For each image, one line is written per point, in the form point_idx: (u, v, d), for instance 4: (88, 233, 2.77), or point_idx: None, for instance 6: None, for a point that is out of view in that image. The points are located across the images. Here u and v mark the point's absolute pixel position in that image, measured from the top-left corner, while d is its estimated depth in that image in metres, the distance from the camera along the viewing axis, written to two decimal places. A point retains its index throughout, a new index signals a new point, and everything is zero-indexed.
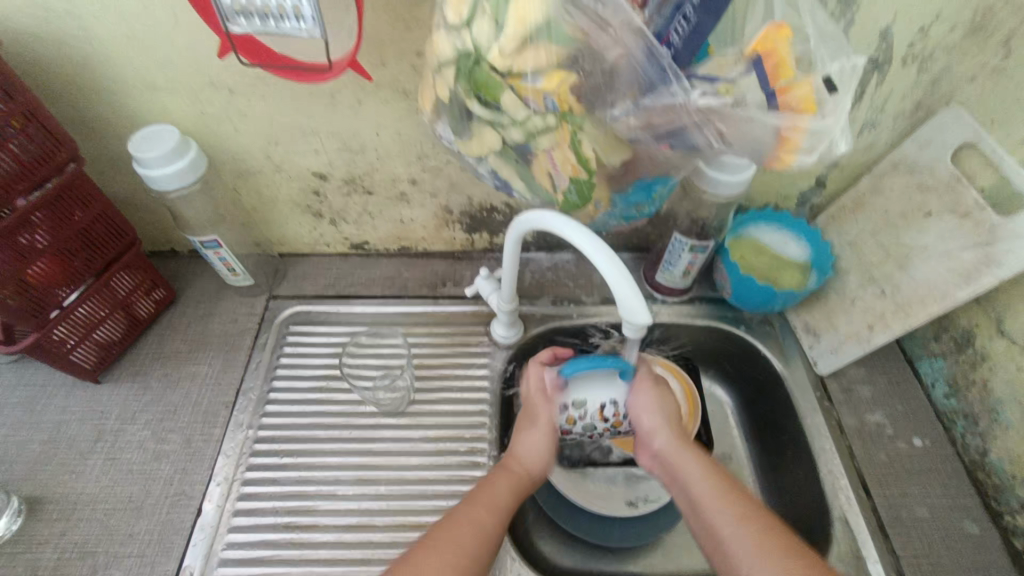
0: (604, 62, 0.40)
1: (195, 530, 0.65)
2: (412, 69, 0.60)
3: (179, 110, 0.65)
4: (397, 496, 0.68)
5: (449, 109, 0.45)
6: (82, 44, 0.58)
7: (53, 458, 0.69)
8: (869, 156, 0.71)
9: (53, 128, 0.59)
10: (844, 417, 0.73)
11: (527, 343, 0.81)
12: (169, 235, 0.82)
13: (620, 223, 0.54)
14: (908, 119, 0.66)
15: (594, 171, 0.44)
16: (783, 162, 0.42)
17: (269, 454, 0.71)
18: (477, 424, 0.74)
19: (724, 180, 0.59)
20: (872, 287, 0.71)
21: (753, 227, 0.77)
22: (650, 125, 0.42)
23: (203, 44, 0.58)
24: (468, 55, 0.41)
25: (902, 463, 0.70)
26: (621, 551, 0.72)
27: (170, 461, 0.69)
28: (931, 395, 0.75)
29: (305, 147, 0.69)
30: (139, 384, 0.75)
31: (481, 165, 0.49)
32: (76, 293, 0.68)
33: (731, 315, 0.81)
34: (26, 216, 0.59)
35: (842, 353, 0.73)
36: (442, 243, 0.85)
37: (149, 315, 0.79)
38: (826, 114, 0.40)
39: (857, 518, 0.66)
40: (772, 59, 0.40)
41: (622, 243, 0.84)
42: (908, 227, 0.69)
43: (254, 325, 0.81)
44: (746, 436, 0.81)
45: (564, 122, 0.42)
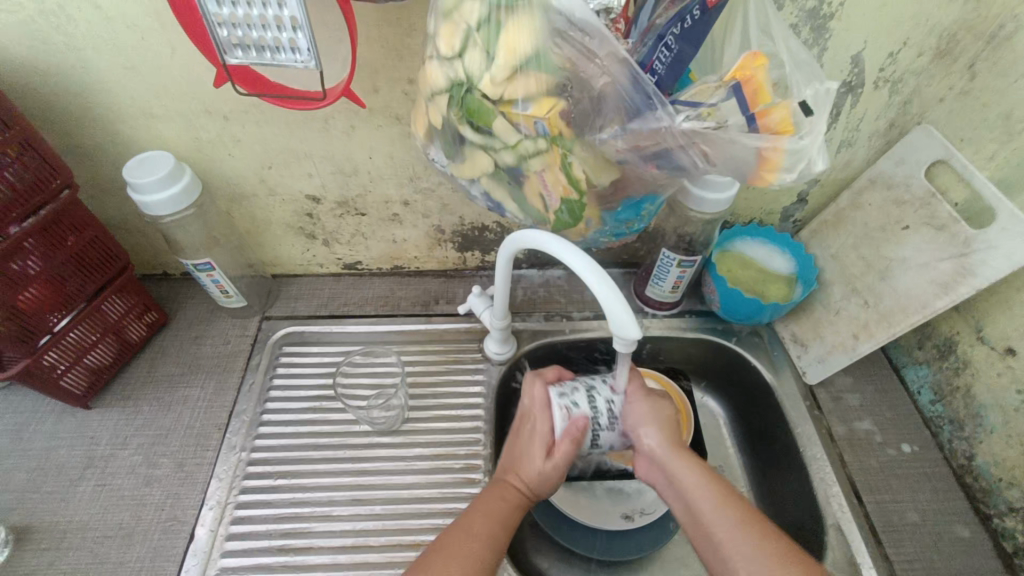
0: (592, 89, 0.43)
1: (187, 555, 0.64)
2: (404, 95, 0.62)
3: (174, 136, 0.66)
4: (393, 516, 0.68)
5: (443, 134, 0.47)
6: (79, 74, 0.59)
7: (42, 485, 0.68)
8: (848, 172, 0.74)
9: (48, 155, 0.60)
10: (833, 427, 0.74)
11: (521, 360, 0.82)
12: (161, 258, 0.83)
13: (611, 240, 0.55)
14: (882, 137, 0.69)
15: (584, 192, 0.46)
16: (765, 181, 0.44)
17: (262, 477, 0.70)
18: (472, 441, 0.74)
19: (708, 198, 0.61)
20: (855, 298, 0.73)
21: (740, 241, 0.79)
22: (638, 146, 0.44)
23: (199, 75, 0.59)
24: (460, 84, 0.43)
25: (892, 470, 0.71)
26: (618, 566, 0.72)
27: (162, 486, 0.69)
28: (918, 402, 0.77)
29: (299, 171, 0.70)
30: (130, 408, 0.74)
31: (474, 187, 0.50)
32: (68, 318, 0.68)
33: (720, 328, 0.82)
34: (19, 242, 0.60)
35: (829, 363, 0.75)
36: (435, 261, 0.86)
37: (141, 338, 0.78)
38: (804, 133, 0.42)
39: (849, 526, 0.66)
40: (751, 86, 0.42)
41: (612, 259, 0.86)
42: (887, 239, 0.71)
43: (247, 346, 0.81)
44: (739, 447, 0.81)
45: (554, 146, 0.43)
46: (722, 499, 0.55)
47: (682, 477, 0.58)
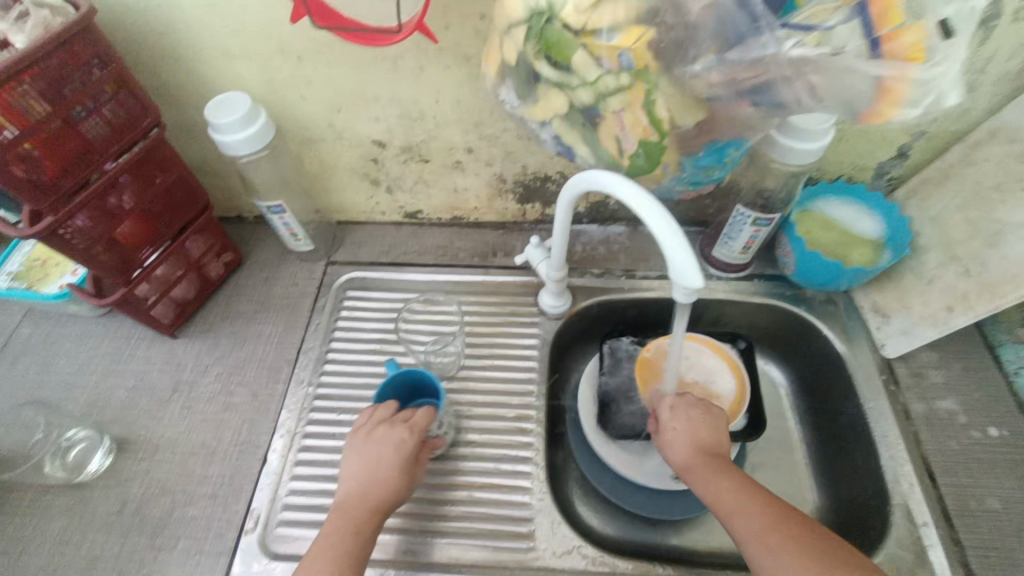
0: (686, 15, 0.39)
1: (262, 475, 0.70)
2: (475, 33, 0.60)
3: (250, 78, 0.67)
4: (447, 456, 0.71)
5: (516, 72, 0.46)
6: (164, 12, 0.61)
7: (138, 403, 0.75)
8: (962, 124, 0.65)
9: (139, 93, 0.62)
10: (912, 403, 0.69)
11: (577, 315, 0.81)
12: (236, 200, 0.86)
13: (686, 190, 0.52)
14: (1012, 82, 0.60)
15: (665, 133, 0.43)
16: (883, 116, 0.38)
17: (326, 411, 0.74)
18: (526, 392, 0.75)
19: (797, 148, 0.56)
20: (954, 266, 0.66)
21: (822, 201, 0.74)
22: (734, 79, 0.39)
23: (274, 11, 0.60)
24: (540, 13, 0.41)
25: (975, 453, 0.66)
26: (666, 523, 0.72)
27: (239, 411, 0.74)
28: (1014, 384, 0.70)
29: (366, 115, 0.70)
30: (210, 339, 0.80)
31: (545, 131, 0.48)
32: (156, 254, 0.73)
33: (792, 293, 0.78)
34: (115, 178, 0.64)
35: (915, 335, 0.69)
36: (495, 213, 0.86)
37: (219, 276, 0.83)
38: (937, 62, 0.35)
39: (920, 507, 0.63)
40: (880, 3, 0.36)
41: (678, 216, 0.82)
42: (1001, 201, 0.63)
43: (313, 289, 0.84)
44: (801, 417, 0.78)
45: (638, 81, 0.41)
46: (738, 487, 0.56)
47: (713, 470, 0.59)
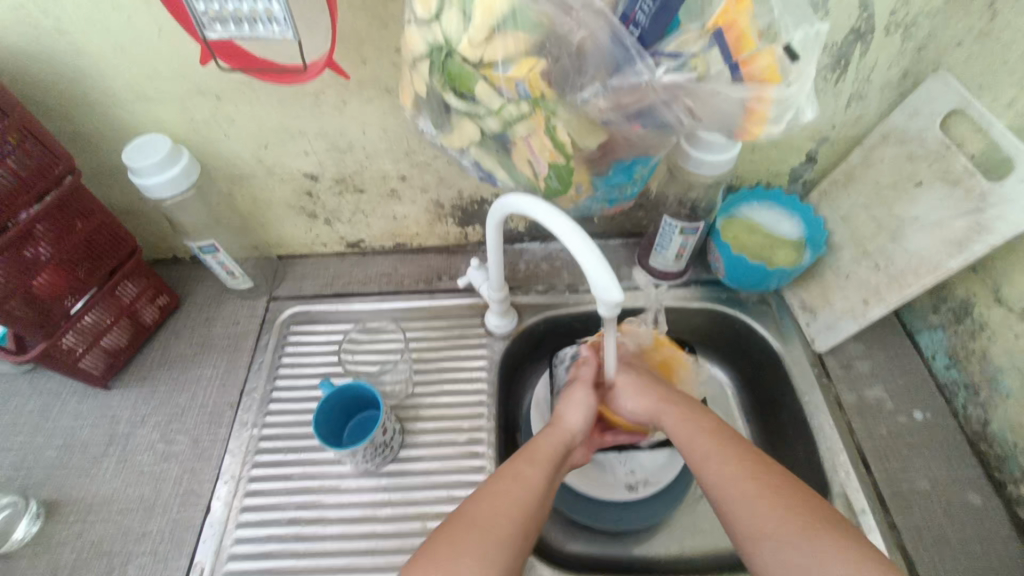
0: (570, 46, 0.41)
1: (205, 527, 0.67)
2: (392, 65, 0.61)
3: (170, 118, 0.66)
4: (399, 488, 0.70)
5: (428, 104, 0.47)
6: (73, 58, 0.60)
7: (69, 462, 0.72)
8: (859, 128, 0.70)
9: (48, 141, 0.61)
10: (843, 394, 0.73)
11: (523, 333, 0.82)
12: (170, 242, 0.84)
13: (605, 207, 0.54)
14: (895, 89, 0.65)
15: (571, 156, 0.45)
16: (751, 133, 0.42)
17: (272, 452, 0.72)
18: (476, 415, 0.75)
19: (707, 159, 0.59)
20: (865, 261, 0.70)
21: (746, 206, 0.77)
22: (620, 104, 0.41)
23: (187, 53, 0.60)
24: (439, 49, 0.42)
25: (903, 437, 0.69)
26: (624, 535, 0.73)
27: (179, 461, 0.72)
28: (932, 367, 0.74)
29: (294, 149, 0.70)
30: (147, 388, 0.77)
31: (464, 158, 0.50)
32: (81, 303, 0.70)
33: (727, 296, 0.81)
34: (28, 229, 0.62)
35: (839, 329, 0.73)
36: (437, 238, 0.86)
37: (154, 321, 0.81)
38: (792, 81, 0.39)
39: (856, 494, 0.65)
40: (734, 32, 0.39)
41: (614, 229, 0.84)
42: (899, 199, 0.68)
43: (255, 327, 0.83)
44: (746, 415, 0.81)
45: (537, 109, 0.42)
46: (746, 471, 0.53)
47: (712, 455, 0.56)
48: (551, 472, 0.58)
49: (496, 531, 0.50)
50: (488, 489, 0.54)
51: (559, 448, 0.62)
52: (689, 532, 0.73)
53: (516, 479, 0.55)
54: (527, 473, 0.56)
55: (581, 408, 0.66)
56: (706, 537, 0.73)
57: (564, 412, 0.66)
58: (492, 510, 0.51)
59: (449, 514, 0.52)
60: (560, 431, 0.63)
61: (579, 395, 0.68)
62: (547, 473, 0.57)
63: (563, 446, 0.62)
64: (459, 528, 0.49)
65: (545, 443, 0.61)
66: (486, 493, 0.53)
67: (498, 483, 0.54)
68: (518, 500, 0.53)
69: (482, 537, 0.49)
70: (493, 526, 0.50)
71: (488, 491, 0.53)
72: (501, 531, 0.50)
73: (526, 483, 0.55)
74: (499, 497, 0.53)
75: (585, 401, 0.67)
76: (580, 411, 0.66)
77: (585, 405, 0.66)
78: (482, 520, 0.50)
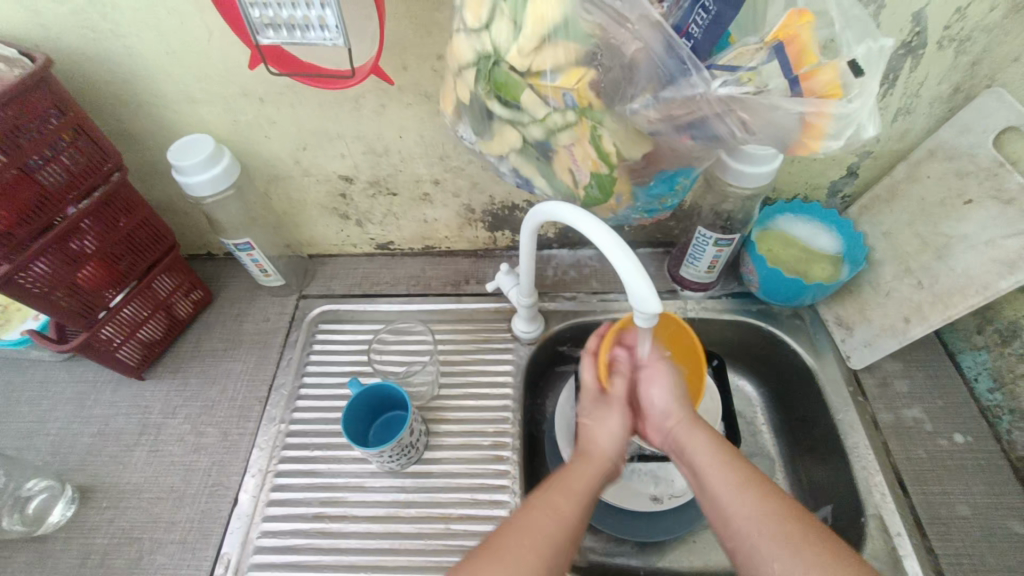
0: (622, 57, 0.40)
1: (233, 519, 0.68)
2: (433, 71, 0.61)
3: (213, 119, 0.68)
4: (423, 489, 0.70)
5: (470, 110, 0.47)
6: (125, 60, 0.61)
7: (104, 448, 0.74)
8: (904, 143, 0.68)
9: (99, 139, 0.63)
10: (879, 413, 0.71)
11: (549, 339, 0.82)
12: (205, 238, 0.86)
13: (642, 218, 0.53)
14: (945, 104, 0.63)
15: (614, 166, 0.44)
16: (809, 149, 0.41)
17: (299, 448, 0.73)
18: (501, 419, 0.74)
19: (748, 172, 0.58)
20: (907, 279, 0.68)
21: (781, 219, 0.76)
22: (670, 116, 0.41)
23: (234, 57, 0.61)
24: (487, 57, 0.42)
25: (943, 460, 0.67)
26: (646, 547, 0.72)
27: (209, 453, 0.73)
28: (974, 389, 0.72)
29: (332, 151, 0.71)
30: (179, 380, 0.79)
31: (503, 165, 0.49)
32: (121, 295, 0.72)
33: (759, 309, 0.79)
34: (76, 224, 0.63)
35: (877, 347, 0.71)
36: (465, 241, 0.87)
37: (188, 315, 0.82)
38: (853, 97, 0.38)
39: (893, 517, 0.63)
40: (795, 46, 0.39)
41: (645, 238, 0.84)
42: (945, 216, 0.66)
43: (285, 324, 0.84)
44: (776, 432, 0.79)
45: (583, 118, 0.42)
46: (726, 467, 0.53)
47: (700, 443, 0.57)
48: (586, 510, 0.54)
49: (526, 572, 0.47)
50: (515, 525, 0.50)
51: (598, 475, 0.57)
52: (714, 547, 0.72)
53: (546, 519, 0.51)
54: (557, 505, 0.52)
55: (613, 432, 0.61)
56: None
57: (588, 434, 0.61)
58: (521, 545, 0.48)
59: (476, 547, 0.49)
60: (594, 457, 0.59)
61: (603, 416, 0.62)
62: (580, 507, 0.53)
63: (598, 478, 0.57)
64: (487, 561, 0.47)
65: (580, 472, 0.56)
66: (518, 527, 0.50)
67: (531, 519, 0.51)
68: (548, 538, 0.49)
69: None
70: (520, 568, 0.47)
71: (518, 525, 0.50)
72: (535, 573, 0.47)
73: (559, 520, 0.51)
74: (530, 534, 0.49)
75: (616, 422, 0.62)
76: (613, 436, 0.60)
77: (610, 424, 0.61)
78: (511, 556, 0.47)
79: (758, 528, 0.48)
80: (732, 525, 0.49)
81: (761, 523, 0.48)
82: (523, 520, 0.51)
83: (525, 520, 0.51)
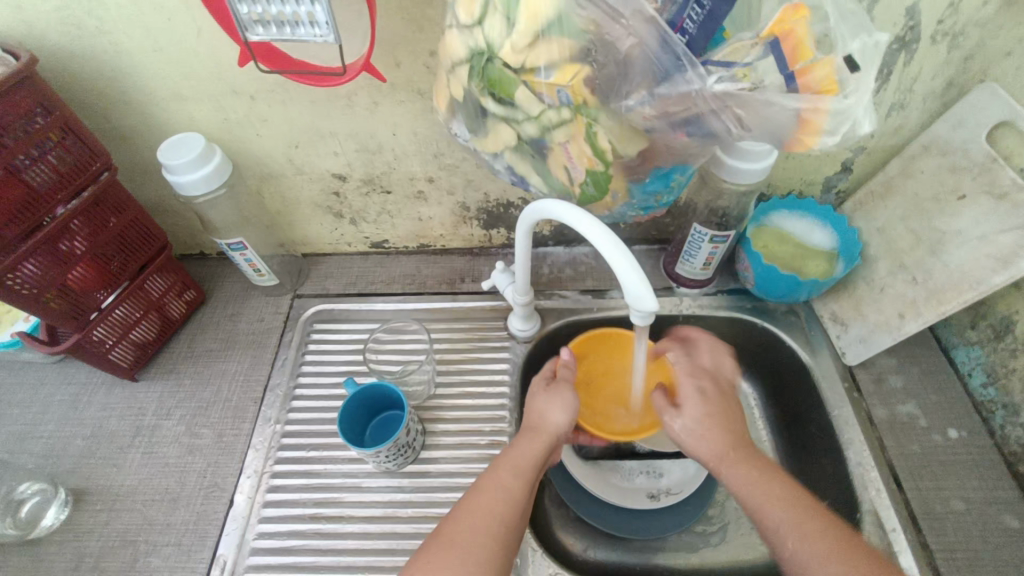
0: (617, 53, 0.40)
1: (228, 520, 0.68)
2: (426, 68, 0.61)
3: (204, 117, 0.67)
4: (420, 489, 0.69)
5: (464, 107, 0.46)
6: (113, 58, 0.60)
7: (97, 451, 0.73)
8: (898, 139, 0.69)
9: (87, 138, 0.62)
10: (874, 409, 0.71)
11: (545, 337, 0.81)
12: (197, 238, 0.85)
13: (638, 215, 0.53)
14: (938, 99, 0.64)
15: (610, 163, 0.44)
16: (805, 145, 0.41)
17: (295, 448, 0.73)
18: (497, 418, 0.74)
19: (743, 169, 0.58)
20: (902, 274, 0.68)
21: (775, 215, 0.76)
22: (666, 112, 0.41)
23: (224, 54, 0.60)
24: (480, 53, 0.42)
25: (937, 455, 0.68)
26: (644, 544, 0.72)
27: (204, 455, 0.72)
28: (968, 384, 0.72)
29: (324, 149, 0.71)
30: (173, 381, 0.78)
31: (497, 162, 0.49)
32: (113, 296, 0.71)
33: (755, 306, 0.79)
34: (65, 224, 0.63)
35: (872, 343, 0.71)
36: (460, 239, 0.86)
37: (181, 315, 0.82)
38: (849, 93, 0.38)
39: (888, 512, 0.64)
40: (790, 42, 0.39)
41: (640, 235, 0.84)
42: (939, 211, 0.66)
43: (279, 324, 0.83)
44: (771, 428, 0.79)
45: (578, 115, 0.42)
46: (772, 492, 0.53)
47: (738, 468, 0.56)
48: (530, 479, 0.57)
49: (475, 549, 0.49)
50: (461, 510, 0.53)
51: (541, 449, 0.60)
52: (711, 544, 0.72)
53: (490, 495, 0.54)
54: (501, 483, 0.55)
55: (561, 407, 0.64)
56: (728, 549, 0.72)
57: (531, 411, 0.64)
58: (468, 525, 0.51)
59: (430, 533, 0.51)
60: (537, 433, 0.62)
61: (549, 396, 0.65)
62: (524, 479, 0.56)
63: (540, 449, 0.60)
64: (435, 547, 0.50)
65: (524, 449, 0.59)
66: (464, 510, 0.53)
67: (476, 499, 0.54)
68: (492, 512, 0.52)
69: (461, 557, 0.48)
70: (466, 546, 0.49)
71: (464, 509, 0.53)
72: (479, 546, 0.49)
73: (502, 496, 0.54)
74: (475, 513, 0.52)
75: (564, 398, 0.65)
76: (558, 411, 0.63)
77: (559, 403, 0.64)
78: (460, 538, 0.50)
79: (820, 554, 0.47)
80: (798, 560, 0.48)
81: (818, 547, 0.48)
82: (469, 503, 0.53)
83: (471, 502, 0.53)
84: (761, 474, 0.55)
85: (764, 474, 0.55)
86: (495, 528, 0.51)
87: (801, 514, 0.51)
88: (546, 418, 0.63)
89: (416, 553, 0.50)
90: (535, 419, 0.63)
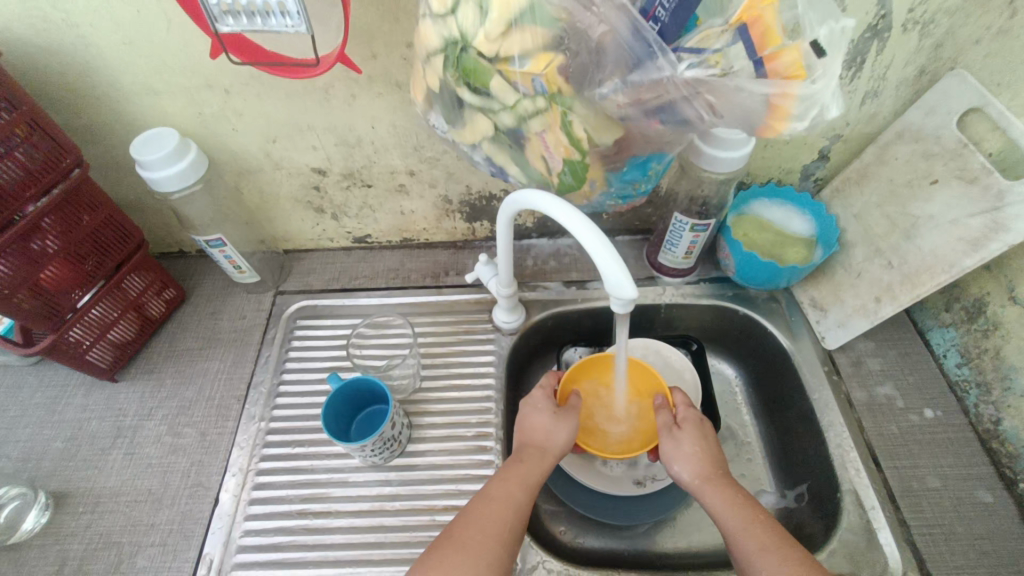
0: (589, 41, 0.40)
1: (214, 519, 0.67)
2: (404, 59, 0.60)
3: (178, 112, 0.66)
4: (407, 482, 0.69)
5: (441, 99, 0.46)
6: (81, 51, 0.59)
7: (77, 453, 0.72)
8: (873, 126, 0.70)
9: (56, 133, 0.61)
10: (853, 392, 0.72)
11: (530, 329, 0.82)
12: (176, 236, 0.84)
13: (617, 204, 0.53)
14: (911, 86, 0.64)
15: (586, 152, 0.44)
16: (776, 131, 0.42)
17: (280, 445, 0.72)
18: (483, 410, 0.75)
19: (721, 157, 0.58)
20: (878, 260, 0.70)
21: (756, 203, 0.77)
22: (639, 100, 0.41)
23: (196, 47, 0.59)
24: (454, 42, 0.41)
25: (913, 435, 0.69)
26: (630, 531, 0.73)
27: (187, 454, 0.72)
28: (943, 366, 0.74)
29: (303, 143, 0.70)
30: (154, 381, 0.77)
31: (476, 153, 0.49)
32: (89, 296, 0.70)
33: (736, 293, 0.80)
34: (36, 222, 0.61)
35: (850, 327, 0.72)
36: (444, 232, 0.86)
37: (161, 314, 0.81)
38: (817, 78, 0.38)
39: (866, 491, 0.65)
40: (759, 27, 0.39)
41: (623, 225, 0.84)
42: (913, 196, 0.67)
43: (262, 321, 0.82)
44: (754, 413, 0.81)
45: (553, 104, 0.42)
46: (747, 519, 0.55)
47: (717, 494, 0.58)
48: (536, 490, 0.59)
49: (483, 556, 0.51)
50: (471, 514, 0.55)
51: (547, 461, 0.61)
52: (696, 528, 0.73)
53: (499, 503, 0.56)
54: (510, 492, 0.57)
55: (563, 427, 0.65)
56: (713, 533, 0.73)
57: (535, 427, 0.64)
58: (479, 530, 0.53)
59: (438, 535, 0.54)
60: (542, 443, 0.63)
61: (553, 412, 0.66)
62: (531, 492, 0.58)
63: (546, 461, 0.61)
64: (445, 548, 0.52)
65: (531, 459, 0.61)
66: (473, 515, 0.55)
67: (486, 506, 0.55)
68: (503, 519, 0.55)
69: (472, 561, 0.51)
70: (478, 550, 0.52)
71: (473, 515, 0.55)
72: (488, 553, 0.52)
73: (511, 506, 0.56)
74: (485, 520, 0.54)
75: (574, 422, 0.66)
76: (560, 430, 0.64)
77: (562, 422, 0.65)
78: (469, 543, 0.52)
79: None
80: None
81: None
82: (478, 509, 0.55)
83: (481, 508, 0.55)
84: (740, 501, 0.57)
85: (743, 501, 0.57)
86: (504, 535, 0.54)
87: (772, 539, 0.53)
88: (551, 432, 0.64)
89: (425, 554, 0.52)
90: (539, 432, 0.64)
